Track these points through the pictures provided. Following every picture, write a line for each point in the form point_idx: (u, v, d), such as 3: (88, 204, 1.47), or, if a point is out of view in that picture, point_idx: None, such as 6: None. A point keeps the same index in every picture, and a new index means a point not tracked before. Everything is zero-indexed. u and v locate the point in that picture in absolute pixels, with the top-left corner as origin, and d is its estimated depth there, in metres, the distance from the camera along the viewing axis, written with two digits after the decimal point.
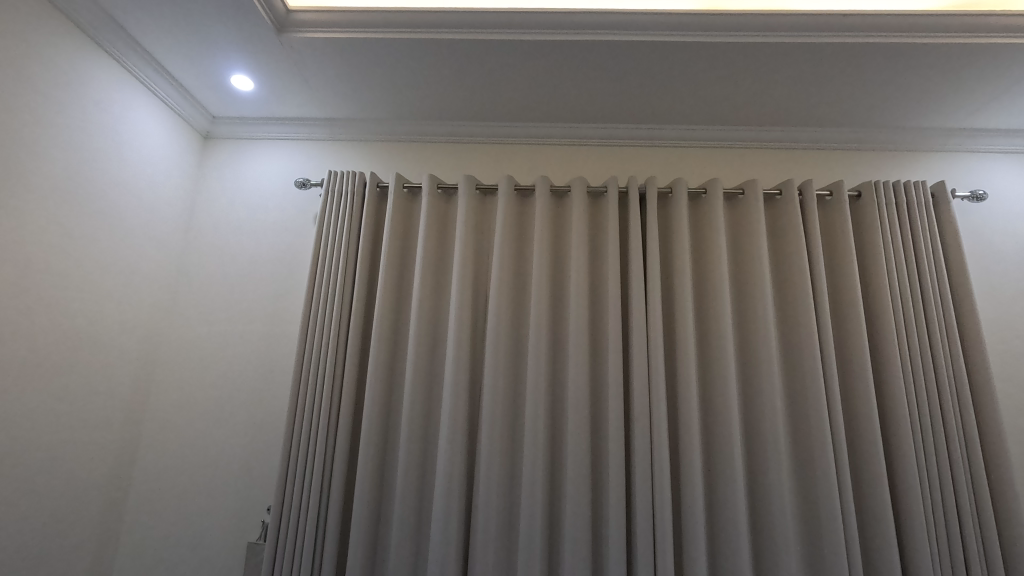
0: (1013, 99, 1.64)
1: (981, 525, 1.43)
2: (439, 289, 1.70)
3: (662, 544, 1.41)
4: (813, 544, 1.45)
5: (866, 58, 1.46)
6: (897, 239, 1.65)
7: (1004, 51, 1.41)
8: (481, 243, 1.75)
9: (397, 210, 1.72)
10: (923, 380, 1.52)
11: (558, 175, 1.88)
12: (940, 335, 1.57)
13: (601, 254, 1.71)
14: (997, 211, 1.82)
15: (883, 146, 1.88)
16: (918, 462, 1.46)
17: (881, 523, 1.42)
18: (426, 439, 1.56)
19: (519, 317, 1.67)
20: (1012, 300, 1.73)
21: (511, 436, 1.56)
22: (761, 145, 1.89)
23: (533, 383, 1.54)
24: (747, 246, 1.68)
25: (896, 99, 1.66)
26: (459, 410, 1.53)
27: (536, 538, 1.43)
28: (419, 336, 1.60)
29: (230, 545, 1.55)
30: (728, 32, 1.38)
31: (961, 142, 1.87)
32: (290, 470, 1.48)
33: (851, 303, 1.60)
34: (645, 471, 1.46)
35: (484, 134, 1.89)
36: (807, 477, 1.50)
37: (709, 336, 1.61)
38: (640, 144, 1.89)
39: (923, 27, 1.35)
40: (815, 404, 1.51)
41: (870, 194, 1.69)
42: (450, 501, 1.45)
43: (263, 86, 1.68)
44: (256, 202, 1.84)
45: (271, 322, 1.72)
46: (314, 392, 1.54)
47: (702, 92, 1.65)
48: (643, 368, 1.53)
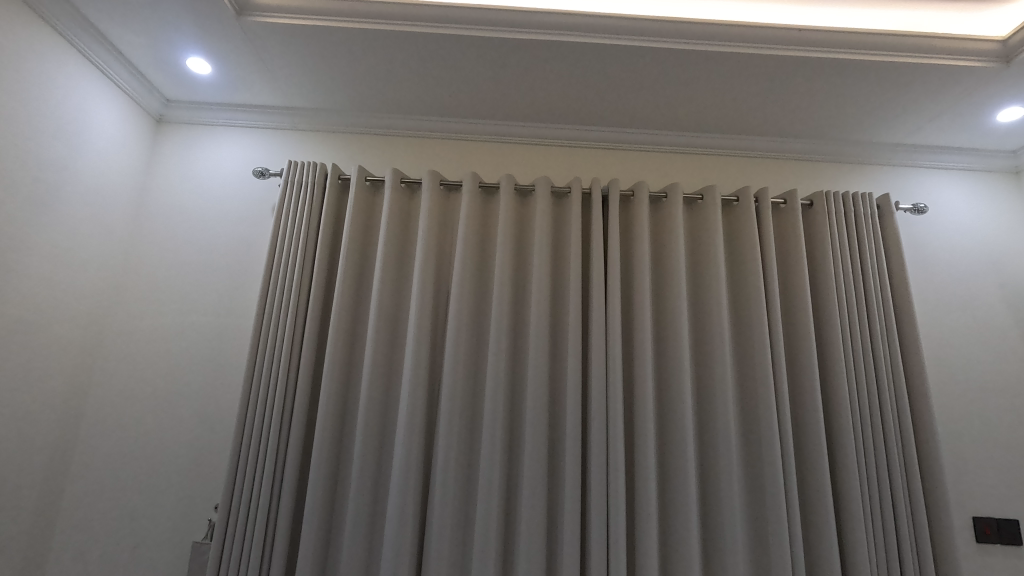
0: (954, 118, 1.74)
1: (915, 522, 1.51)
2: (400, 284, 1.68)
3: (615, 543, 1.43)
4: (760, 541, 1.50)
5: (820, 73, 1.52)
6: (844, 248, 1.73)
7: (944, 71, 1.49)
8: (444, 239, 1.74)
9: (358, 203, 1.69)
10: (865, 381, 1.60)
11: (523, 173, 1.88)
12: (883, 342, 1.64)
13: (562, 255, 1.72)
14: (936, 223, 1.92)
15: (834, 157, 1.96)
16: (859, 461, 1.53)
17: (824, 522, 1.48)
18: (383, 438, 1.54)
19: (480, 312, 1.67)
20: (948, 308, 1.83)
21: (469, 434, 1.56)
22: (720, 152, 1.94)
23: (493, 381, 1.54)
24: (705, 252, 1.72)
25: (847, 113, 1.73)
26: (417, 409, 1.51)
27: (490, 536, 1.43)
28: (378, 334, 1.57)
29: (174, 543, 1.49)
30: (691, 39, 1.42)
31: (905, 156, 1.96)
32: (240, 466, 1.44)
33: (800, 306, 1.66)
34: (600, 469, 1.48)
35: (450, 129, 1.88)
36: (756, 475, 1.54)
37: (665, 334, 1.65)
38: (604, 145, 1.92)
39: (869, 44, 1.42)
40: (764, 401, 1.56)
41: (821, 204, 1.76)
42: (406, 498, 1.44)
43: (222, 70, 1.62)
44: (212, 191, 1.78)
45: (224, 315, 1.67)
46: (268, 388, 1.49)
47: (666, 97, 1.68)
48: (600, 365, 1.55)
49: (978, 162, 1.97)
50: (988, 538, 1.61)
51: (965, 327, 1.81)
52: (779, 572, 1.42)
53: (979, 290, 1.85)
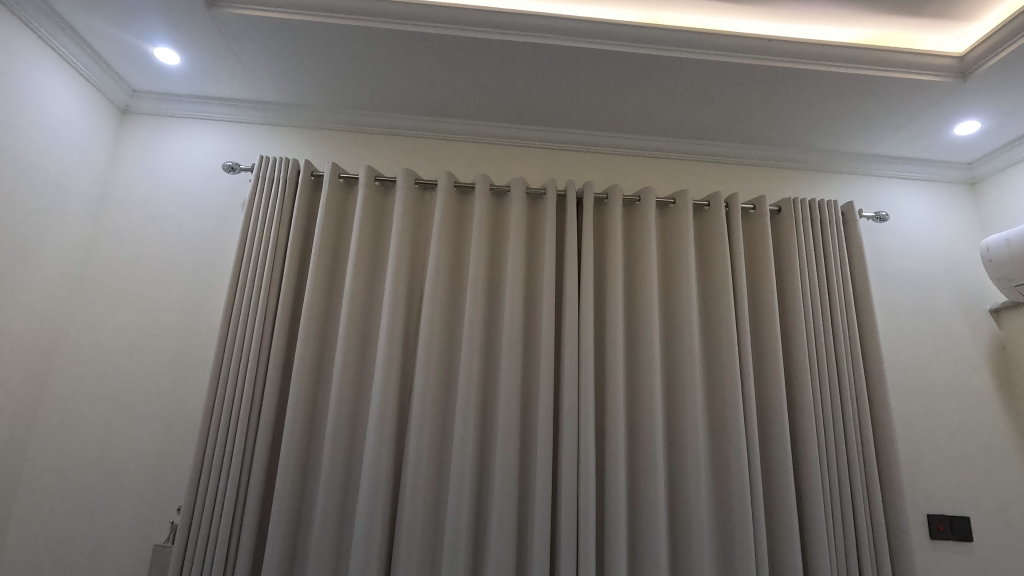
0: (914, 130, 1.81)
1: (873, 519, 1.56)
2: (373, 282, 1.67)
3: (585, 544, 1.44)
4: (725, 539, 1.53)
5: (788, 82, 1.56)
6: (809, 254, 1.78)
7: (905, 85, 1.55)
8: (418, 237, 1.73)
9: (332, 200, 1.67)
10: (827, 381, 1.65)
11: (498, 174, 1.89)
12: (845, 346, 1.70)
13: (536, 256, 1.73)
14: (897, 231, 1.99)
15: (801, 165, 2.01)
16: (821, 460, 1.58)
17: (787, 520, 1.52)
18: (353, 438, 1.52)
19: (453, 312, 1.67)
20: (907, 313, 1.90)
21: (441, 433, 1.55)
22: (693, 158, 1.97)
23: (465, 380, 1.54)
24: (676, 255, 1.75)
25: (813, 122, 1.78)
26: (388, 408, 1.50)
27: (460, 536, 1.43)
28: (349, 334, 1.55)
29: (135, 546, 1.45)
30: (665, 45, 1.44)
31: (868, 166, 2.03)
32: (205, 467, 1.41)
33: (767, 308, 1.71)
34: (570, 467, 1.49)
35: (426, 128, 1.87)
36: (723, 473, 1.58)
37: (637, 334, 1.67)
38: (579, 148, 1.93)
39: (836, 57, 1.47)
40: (731, 401, 1.59)
41: (788, 210, 1.81)
42: (376, 499, 1.42)
43: (191, 62, 1.59)
44: (180, 184, 1.74)
45: (191, 313, 1.63)
46: (235, 387, 1.46)
47: (641, 102, 1.70)
48: (572, 365, 1.57)
49: (936, 173, 2.05)
50: (940, 534, 1.68)
51: (922, 332, 1.88)
52: (744, 569, 1.45)
53: (936, 296, 1.92)
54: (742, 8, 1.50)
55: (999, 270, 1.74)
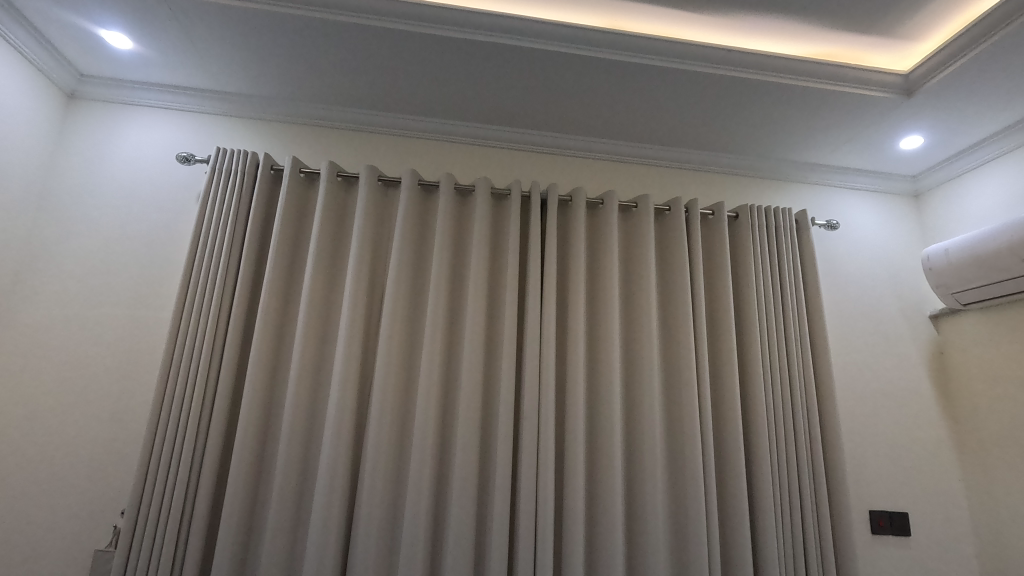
0: (863, 143, 1.89)
1: (819, 515, 1.63)
2: (333, 280, 1.64)
3: (542, 543, 1.45)
4: (680, 536, 1.56)
5: (746, 92, 1.62)
6: (764, 259, 1.84)
7: (854, 99, 1.62)
8: (380, 235, 1.71)
9: (292, 195, 1.64)
10: (779, 382, 1.71)
11: (463, 174, 1.88)
12: (796, 348, 1.76)
13: (499, 257, 1.73)
14: (846, 239, 2.07)
15: (758, 173, 2.08)
16: (771, 459, 1.63)
17: (738, 517, 1.57)
18: (309, 439, 1.49)
19: (415, 310, 1.65)
20: (854, 318, 1.98)
21: (400, 432, 1.54)
22: (655, 163, 2.01)
23: (426, 380, 1.52)
24: (637, 258, 1.78)
25: (769, 132, 1.85)
26: (346, 408, 1.47)
27: (418, 536, 1.41)
28: (307, 332, 1.52)
29: (74, 552, 1.38)
30: (629, 52, 1.47)
31: (820, 176, 2.11)
32: (151, 468, 1.35)
33: (723, 311, 1.76)
34: (529, 467, 1.50)
35: (390, 125, 1.85)
36: (678, 471, 1.61)
37: (597, 335, 1.69)
38: (544, 150, 1.95)
39: (790, 70, 1.53)
40: (687, 401, 1.63)
41: (745, 217, 1.86)
42: (332, 500, 1.40)
43: (145, 48, 1.53)
44: (131, 175, 1.67)
45: (140, 308, 1.57)
46: (186, 386, 1.41)
47: (605, 107, 1.73)
48: (533, 365, 1.58)
49: (883, 185, 2.15)
50: (881, 529, 1.76)
51: (867, 337, 1.97)
52: (696, 565, 1.49)
53: (880, 302, 2.02)
54: (704, 19, 1.53)
55: (938, 278, 1.83)
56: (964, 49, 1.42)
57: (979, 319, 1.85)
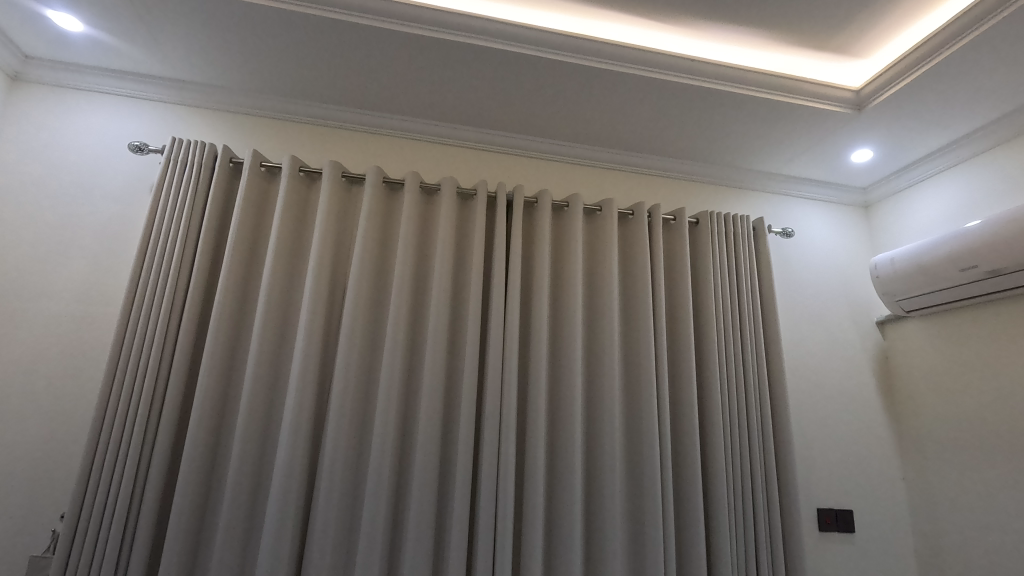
0: (816, 154, 1.97)
1: (770, 514, 1.68)
2: (294, 277, 1.60)
3: (501, 542, 1.45)
4: (637, 536, 1.59)
5: (708, 102, 1.66)
6: (722, 265, 1.89)
7: (808, 112, 1.69)
8: (343, 233, 1.68)
9: (251, 189, 1.59)
10: (734, 385, 1.76)
11: (429, 173, 1.87)
12: (751, 352, 1.82)
13: (464, 257, 1.73)
14: (801, 247, 2.15)
15: (718, 181, 2.14)
16: (725, 459, 1.68)
17: (693, 516, 1.61)
18: (266, 439, 1.45)
19: (377, 310, 1.63)
20: (806, 323, 2.06)
21: (360, 433, 1.51)
22: (619, 168, 2.04)
23: (387, 379, 1.51)
24: (600, 261, 1.81)
25: (729, 141, 1.90)
26: (304, 408, 1.44)
27: (376, 538, 1.40)
28: (265, 329, 1.48)
29: (8, 559, 1.31)
30: (595, 56, 1.50)
31: (777, 185, 2.19)
32: (95, 469, 1.29)
33: (683, 315, 1.80)
34: (490, 468, 1.50)
35: (355, 121, 1.82)
36: (636, 471, 1.64)
37: (560, 336, 1.71)
38: (511, 152, 1.95)
39: (749, 80, 1.59)
40: (646, 402, 1.66)
41: (705, 223, 1.91)
42: (287, 501, 1.36)
43: (96, 31, 1.46)
44: (79, 163, 1.59)
45: (86, 303, 1.50)
46: (134, 384, 1.36)
47: (571, 110, 1.75)
48: (496, 366, 1.58)
49: (836, 196, 2.24)
50: (828, 527, 1.83)
51: (819, 342, 2.04)
52: (652, 563, 1.52)
53: (831, 308, 2.10)
54: (668, 28, 1.57)
55: (884, 285, 1.92)
56: (910, 68, 1.50)
57: (922, 326, 1.95)
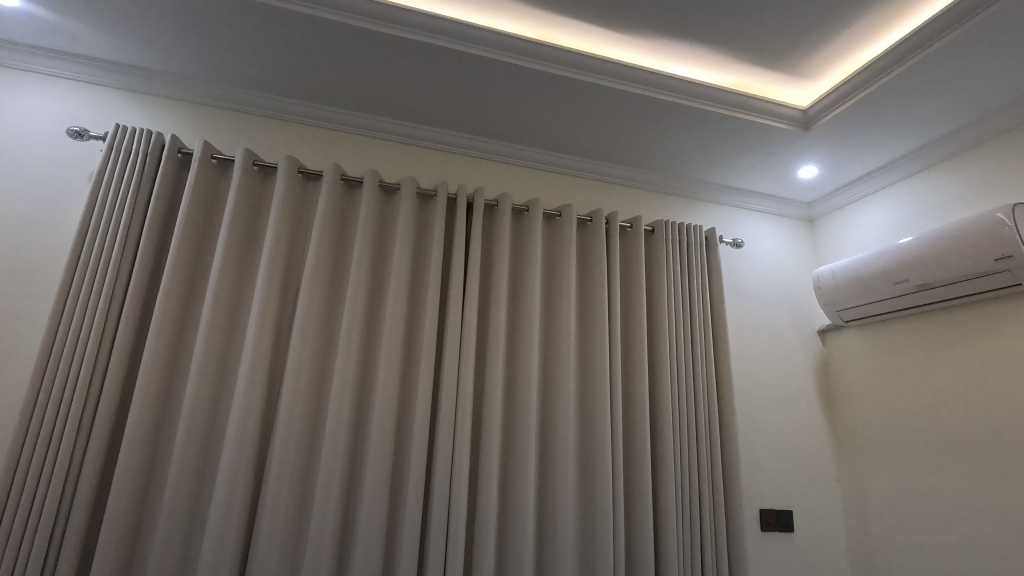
0: (766, 169, 2.05)
1: (715, 514, 1.73)
2: (244, 274, 1.55)
3: (452, 545, 1.44)
4: (587, 536, 1.61)
5: (665, 113, 1.71)
6: (676, 273, 1.94)
7: (758, 128, 1.76)
8: (298, 230, 1.64)
9: (201, 181, 1.53)
10: (684, 389, 1.81)
11: (389, 172, 1.85)
12: (702, 357, 1.88)
13: (422, 258, 1.72)
14: (750, 258, 2.23)
15: (673, 191, 2.20)
16: (674, 461, 1.72)
17: (642, 516, 1.64)
18: (210, 441, 1.40)
19: (331, 309, 1.60)
20: (753, 331, 2.13)
21: (310, 434, 1.48)
22: (579, 175, 2.07)
23: (340, 380, 1.48)
24: (558, 266, 1.83)
25: (684, 153, 1.96)
26: (252, 409, 1.40)
27: (324, 542, 1.36)
28: (212, 327, 1.43)
29: None
30: (556, 63, 1.52)
31: (728, 198, 2.26)
32: (20, 473, 1.21)
33: (637, 320, 1.84)
34: (443, 470, 1.48)
35: (313, 117, 1.78)
36: (588, 473, 1.66)
37: (517, 339, 1.72)
38: (472, 154, 1.95)
39: (703, 94, 1.65)
40: (600, 405, 1.69)
41: (661, 231, 1.96)
42: (231, 505, 1.31)
43: (33, 8, 1.38)
44: (10, 146, 1.49)
45: (15, 296, 1.40)
46: (66, 382, 1.28)
47: (533, 116, 1.77)
48: (452, 368, 1.57)
49: (783, 210, 2.34)
50: (769, 526, 1.90)
51: (765, 349, 2.12)
52: (601, 563, 1.54)
53: (777, 317, 2.19)
54: (628, 41, 1.61)
55: (826, 296, 2.01)
56: (853, 91, 1.60)
57: (859, 335, 2.05)
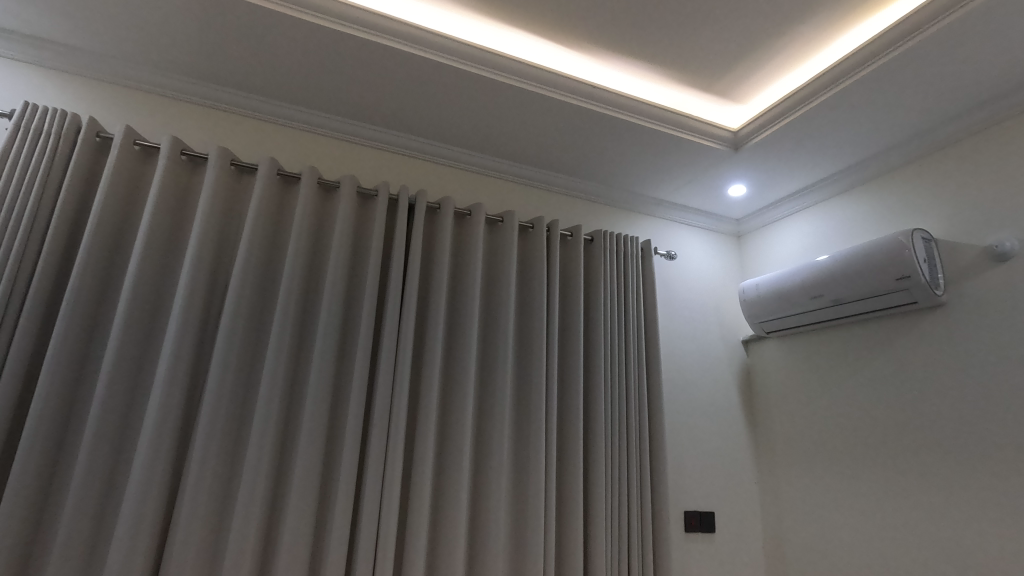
0: (699, 186, 2.15)
1: (643, 516, 1.79)
2: (167, 272, 1.41)
3: (382, 560, 1.38)
4: (518, 543, 1.60)
5: (607, 128, 1.76)
6: (613, 282, 1.99)
7: (693, 146, 1.85)
8: (228, 226, 1.52)
9: (121, 169, 1.38)
10: (616, 395, 1.86)
11: (329, 169, 1.76)
12: (634, 365, 1.93)
13: (360, 259, 1.64)
14: (682, 270, 2.33)
15: (613, 202, 2.26)
16: (606, 466, 1.76)
17: (573, 522, 1.66)
18: (117, 457, 1.25)
19: (262, 312, 1.49)
20: (681, 340, 2.22)
21: (233, 446, 1.36)
22: (523, 182, 2.08)
23: (268, 387, 1.37)
24: (499, 272, 1.81)
25: (626, 166, 2.02)
26: (170, 419, 1.26)
27: (244, 562, 1.26)
28: (127, 329, 1.28)
29: None
30: (501, 71, 1.52)
31: (664, 212, 2.35)
32: None
33: (573, 328, 1.86)
34: (375, 482, 1.42)
35: (249, 107, 1.66)
36: (522, 479, 1.66)
37: (455, 345, 1.68)
38: (417, 156, 1.90)
39: (644, 112, 1.71)
40: (535, 411, 1.69)
41: (599, 241, 2.00)
42: (142, 526, 1.18)
43: None
44: None
45: None
46: None
47: (481, 121, 1.75)
48: (389, 375, 1.51)
49: (713, 225, 2.47)
50: (692, 527, 1.99)
51: (692, 357, 2.22)
52: (533, 569, 1.54)
53: (705, 327, 2.30)
54: (572, 56, 1.64)
55: (750, 309, 2.14)
56: (777, 118, 1.72)
57: (779, 345, 2.20)
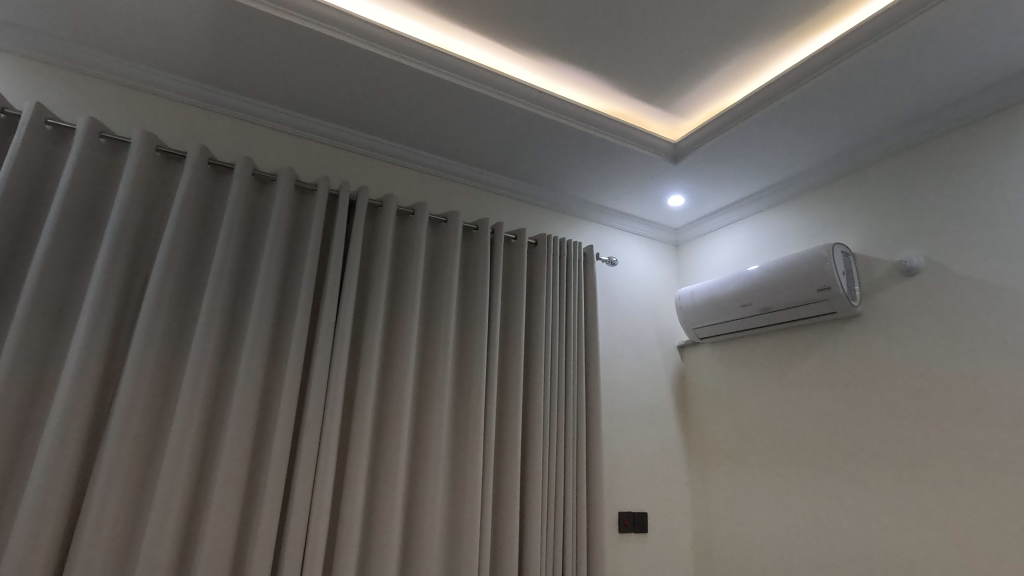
0: (639, 195, 2.21)
1: (578, 517, 1.81)
2: (78, 261, 1.30)
3: (309, 566, 1.32)
4: (453, 546, 1.58)
5: (553, 132, 1.78)
6: (555, 286, 2.01)
7: (636, 155, 1.90)
8: (150, 215, 1.42)
9: (29, 148, 1.27)
10: (556, 397, 1.87)
11: (264, 160, 1.68)
12: (574, 367, 1.96)
13: (296, 255, 1.58)
14: (622, 275, 2.39)
15: (557, 207, 2.28)
16: (543, 468, 1.76)
17: (510, 523, 1.65)
18: (13, 462, 1.14)
19: (187, 307, 1.40)
20: (620, 344, 2.27)
21: (150, 449, 1.27)
22: (468, 182, 2.07)
23: (190, 387, 1.29)
24: (441, 272, 1.79)
25: (570, 172, 2.04)
26: (77, 420, 1.16)
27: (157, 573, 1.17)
28: (29, 322, 1.17)
29: None
30: (448, 69, 1.51)
31: (606, 219, 2.40)
32: None
33: (514, 330, 1.87)
34: (304, 486, 1.36)
35: (179, 91, 1.57)
36: (458, 481, 1.64)
37: (393, 345, 1.64)
38: (361, 152, 1.85)
39: (589, 119, 1.74)
40: (474, 413, 1.68)
41: (543, 245, 2.02)
42: (39, 536, 1.08)
43: None
44: None
45: None
46: None
47: (426, 119, 1.72)
48: (322, 375, 1.45)
49: (653, 234, 2.54)
50: (626, 527, 2.03)
51: (630, 361, 2.27)
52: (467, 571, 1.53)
53: (643, 332, 2.36)
54: (520, 60, 1.64)
55: (684, 315, 2.22)
56: (714, 132, 1.79)
57: (711, 351, 2.29)
